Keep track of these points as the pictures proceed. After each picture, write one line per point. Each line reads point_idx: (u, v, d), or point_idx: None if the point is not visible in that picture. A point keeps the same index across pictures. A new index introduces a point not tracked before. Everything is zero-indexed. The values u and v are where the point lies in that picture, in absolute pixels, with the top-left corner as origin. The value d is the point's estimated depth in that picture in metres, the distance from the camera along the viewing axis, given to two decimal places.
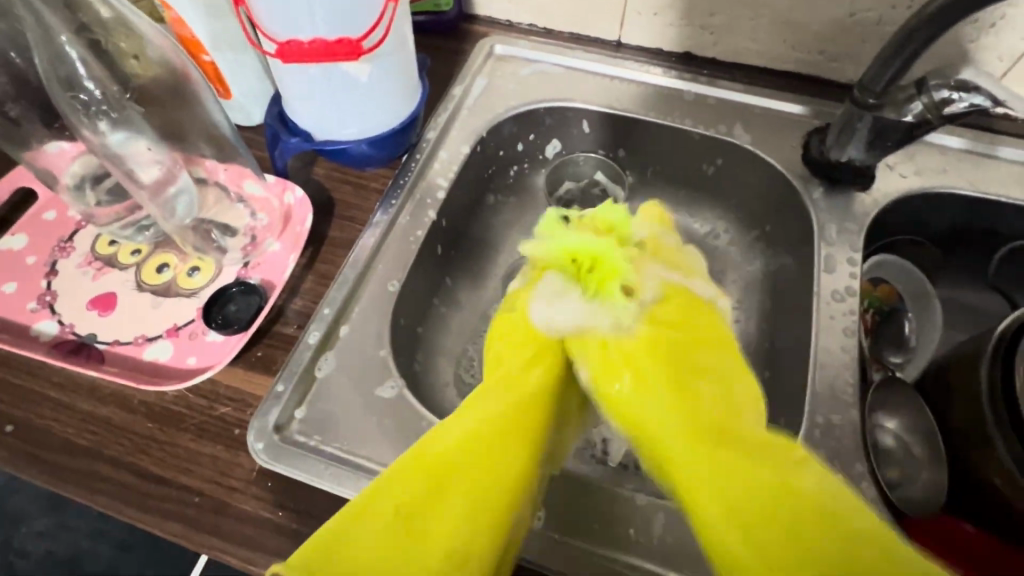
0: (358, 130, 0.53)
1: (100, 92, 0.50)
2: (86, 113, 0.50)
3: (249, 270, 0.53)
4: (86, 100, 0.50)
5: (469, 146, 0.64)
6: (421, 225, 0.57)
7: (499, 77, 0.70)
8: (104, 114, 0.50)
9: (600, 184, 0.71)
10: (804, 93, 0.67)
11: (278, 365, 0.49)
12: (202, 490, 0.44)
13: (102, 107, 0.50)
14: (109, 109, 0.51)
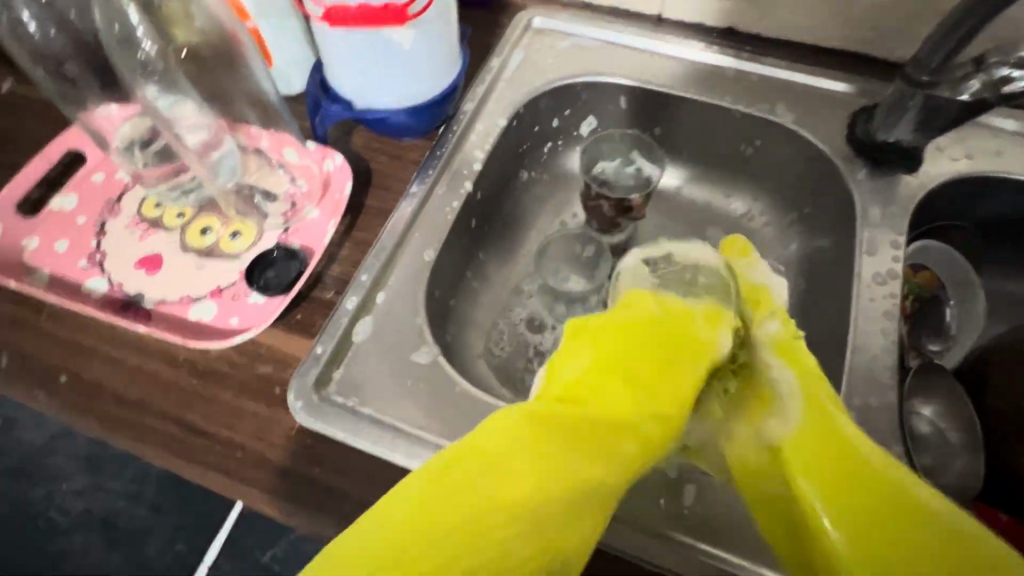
0: (398, 99, 0.53)
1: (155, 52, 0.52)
2: (143, 73, 0.53)
3: (290, 236, 0.54)
4: (144, 60, 0.52)
5: (506, 119, 0.64)
6: (456, 196, 0.58)
7: (537, 50, 0.69)
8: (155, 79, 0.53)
9: (636, 164, 0.69)
10: (851, 71, 0.65)
11: (317, 328, 0.50)
12: (245, 444, 0.45)
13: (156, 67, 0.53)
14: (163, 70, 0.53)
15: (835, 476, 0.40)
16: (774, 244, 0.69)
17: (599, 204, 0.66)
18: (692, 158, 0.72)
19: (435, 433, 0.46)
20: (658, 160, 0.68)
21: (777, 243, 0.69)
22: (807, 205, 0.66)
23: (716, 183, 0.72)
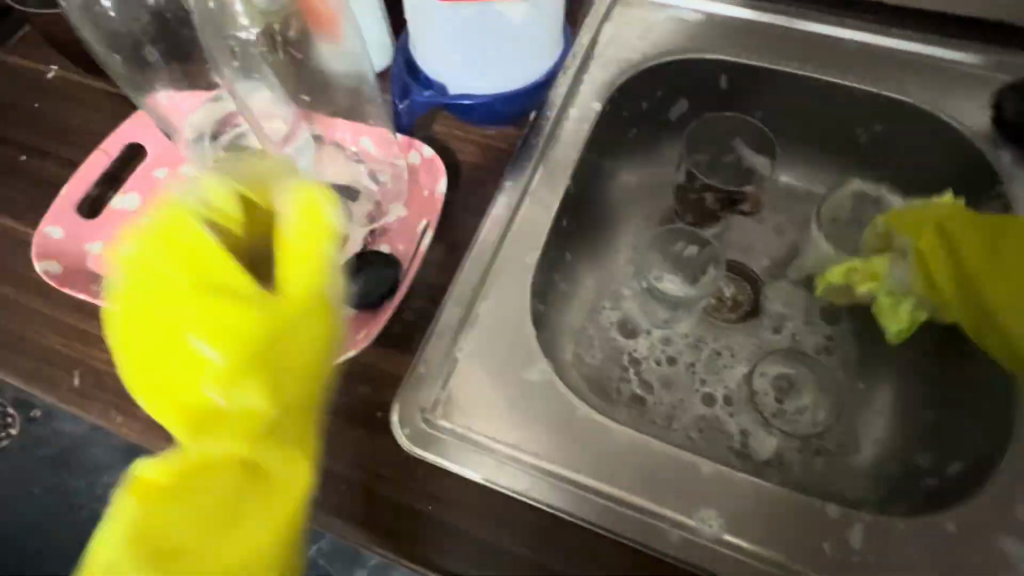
0: (499, 84, 0.47)
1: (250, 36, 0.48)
2: (233, 54, 0.48)
3: (377, 239, 0.49)
4: (237, 43, 0.48)
5: (601, 102, 0.57)
6: (555, 192, 0.52)
7: (628, 24, 0.62)
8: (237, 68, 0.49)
9: (737, 151, 0.63)
10: (991, 43, 0.57)
11: (416, 343, 0.45)
12: (346, 477, 0.41)
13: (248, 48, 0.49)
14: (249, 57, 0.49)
15: (982, 267, 0.48)
16: None
17: (703, 197, 0.61)
18: (797, 144, 0.65)
19: (558, 463, 0.41)
20: (770, 150, 0.61)
21: None
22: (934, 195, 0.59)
23: (823, 170, 0.65)
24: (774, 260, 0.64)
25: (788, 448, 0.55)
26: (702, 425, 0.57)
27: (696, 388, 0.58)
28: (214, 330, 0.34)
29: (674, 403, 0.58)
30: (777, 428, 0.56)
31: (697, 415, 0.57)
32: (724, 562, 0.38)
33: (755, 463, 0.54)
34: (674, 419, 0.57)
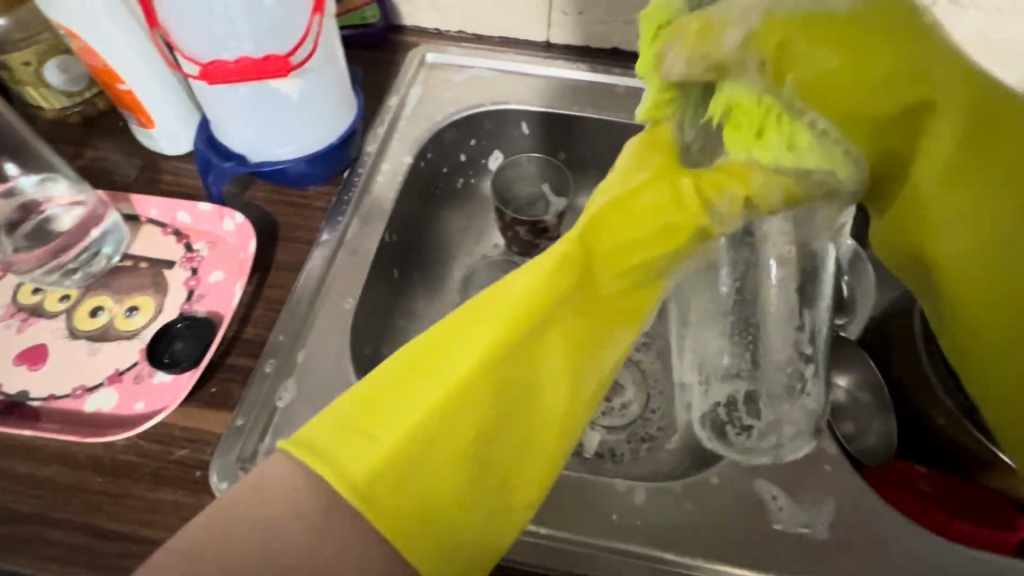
0: (296, 149, 0.51)
1: (34, 186, 0.52)
2: (28, 202, 0.51)
3: (195, 304, 0.51)
4: (24, 195, 0.52)
5: (412, 155, 0.63)
6: (370, 239, 0.56)
7: (433, 85, 0.69)
8: (27, 209, 0.51)
9: (546, 196, 0.70)
10: None
11: (235, 399, 0.47)
12: (166, 541, 0.41)
13: (32, 198, 0.52)
14: (36, 200, 0.52)
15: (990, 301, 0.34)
16: None
17: (515, 230, 0.66)
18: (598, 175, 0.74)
19: None
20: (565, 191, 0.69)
21: None
22: None
23: None
24: None
25: (616, 440, 0.60)
26: None
27: None
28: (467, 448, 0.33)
29: None
30: (603, 425, 0.61)
31: None
32: (538, 551, 0.43)
33: (590, 459, 0.59)
34: None
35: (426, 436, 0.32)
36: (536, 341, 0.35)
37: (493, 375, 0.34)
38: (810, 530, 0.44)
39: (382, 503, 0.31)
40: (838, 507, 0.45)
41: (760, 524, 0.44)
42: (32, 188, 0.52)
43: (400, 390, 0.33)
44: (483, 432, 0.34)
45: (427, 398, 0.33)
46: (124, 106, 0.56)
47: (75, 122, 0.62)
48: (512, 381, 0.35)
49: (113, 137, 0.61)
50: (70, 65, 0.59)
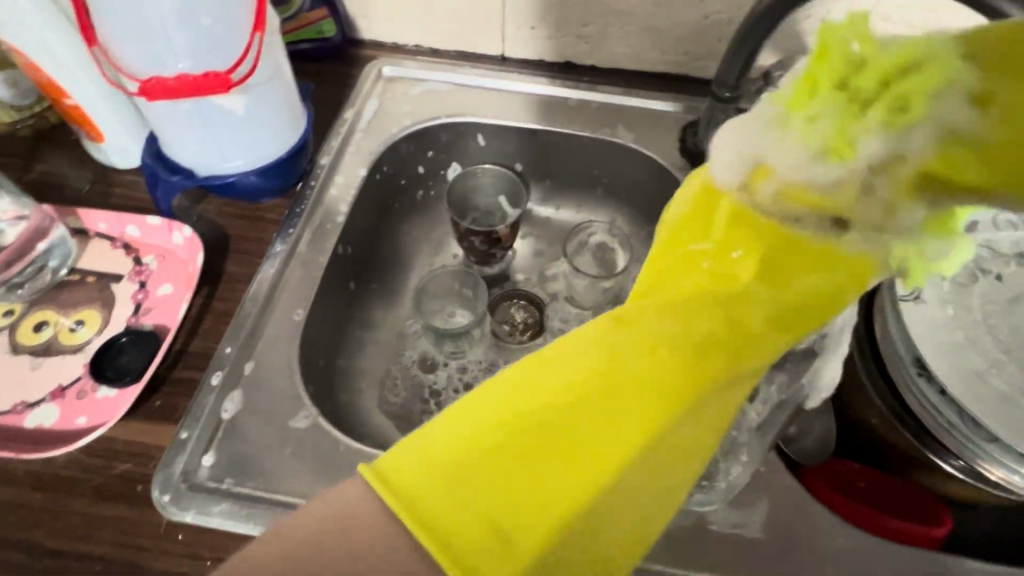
0: (244, 162, 0.52)
1: None
2: None
3: (141, 317, 0.51)
4: None
5: (366, 168, 0.64)
6: (322, 251, 0.57)
7: (390, 98, 0.70)
8: None
9: (502, 208, 0.71)
10: (677, 91, 0.72)
11: (180, 412, 0.47)
12: (105, 555, 0.41)
13: None
14: None
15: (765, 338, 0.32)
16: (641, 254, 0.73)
17: (470, 241, 0.67)
18: (554, 186, 0.76)
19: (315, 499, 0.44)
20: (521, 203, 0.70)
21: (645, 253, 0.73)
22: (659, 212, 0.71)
23: (581, 203, 0.76)
24: (547, 284, 0.72)
25: None
26: None
27: None
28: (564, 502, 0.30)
29: None
30: None
31: None
32: None
33: None
34: None
35: (536, 497, 0.30)
36: (680, 422, 0.33)
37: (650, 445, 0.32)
38: (745, 530, 0.45)
39: (481, 567, 0.28)
40: (772, 506, 0.46)
41: (697, 525, 0.45)
42: None
43: (527, 441, 0.30)
44: (603, 517, 0.31)
45: (560, 464, 0.30)
46: (73, 120, 0.56)
47: (25, 136, 0.62)
48: (653, 461, 0.32)
49: (64, 151, 0.61)
50: (19, 79, 0.59)
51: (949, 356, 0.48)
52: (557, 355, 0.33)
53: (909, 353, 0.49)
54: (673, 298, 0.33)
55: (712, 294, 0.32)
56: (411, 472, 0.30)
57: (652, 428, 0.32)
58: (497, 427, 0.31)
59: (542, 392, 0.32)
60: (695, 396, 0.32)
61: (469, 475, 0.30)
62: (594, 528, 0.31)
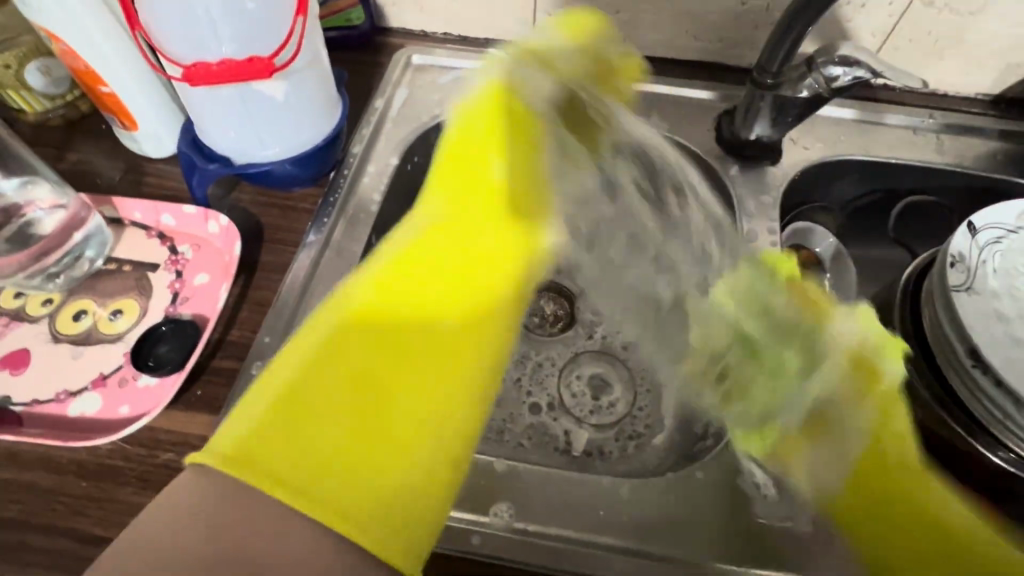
0: (281, 150, 0.51)
1: (14, 189, 0.51)
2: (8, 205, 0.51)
3: (180, 306, 0.51)
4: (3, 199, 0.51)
5: (398, 157, 0.63)
6: (356, 240, 0.56)
7: (419, 86, 0.70)
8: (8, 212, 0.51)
9: None
10: (711, 79, 0.70)
11: (221, 402, 0.47)
12: None
13: (12, 201, 0.51)
14: (16, 203, 0.51)
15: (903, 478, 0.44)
16: None
17: None
18: None
19: None
20: None
21: None
22: None
23: None
24: None
25: (603, 438, 0.61)
26: (531, 432, 0.61)
27: (524, 400, 0.63)
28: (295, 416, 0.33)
29: (505, 417, 0.62)
30: (590, 423, 0.62)
31: (527, 423, 0.62)
32: (526, 549, 0.43)
33: (578, 457, 0.59)
34: (505, 432, 0.60)
35: (314, 422, 0.33)
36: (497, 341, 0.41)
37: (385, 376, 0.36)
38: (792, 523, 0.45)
39: (327, 502, 0.31)
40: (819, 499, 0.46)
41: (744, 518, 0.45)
42: (12, 191, 0.51)
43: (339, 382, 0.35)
44: (387, 447, 0.34)
45: (373, 393, 0.36)
46: (107, 108, 0.56)
47: (59, 125, 0.62)
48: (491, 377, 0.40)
49: (97, 140, 0.61)
50: (53, 68, 0.58)
51: (1007, 349, 0.47)
52: (400, 290, 0.40)
53: (963, 345, 0.47)
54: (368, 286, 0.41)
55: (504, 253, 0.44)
56: (250, 439, 0.32)
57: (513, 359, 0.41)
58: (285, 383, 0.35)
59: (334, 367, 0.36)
60: (381, 320, 0.38)
61: (318, 409, 0.34)
62: (439, 446, 0.36)
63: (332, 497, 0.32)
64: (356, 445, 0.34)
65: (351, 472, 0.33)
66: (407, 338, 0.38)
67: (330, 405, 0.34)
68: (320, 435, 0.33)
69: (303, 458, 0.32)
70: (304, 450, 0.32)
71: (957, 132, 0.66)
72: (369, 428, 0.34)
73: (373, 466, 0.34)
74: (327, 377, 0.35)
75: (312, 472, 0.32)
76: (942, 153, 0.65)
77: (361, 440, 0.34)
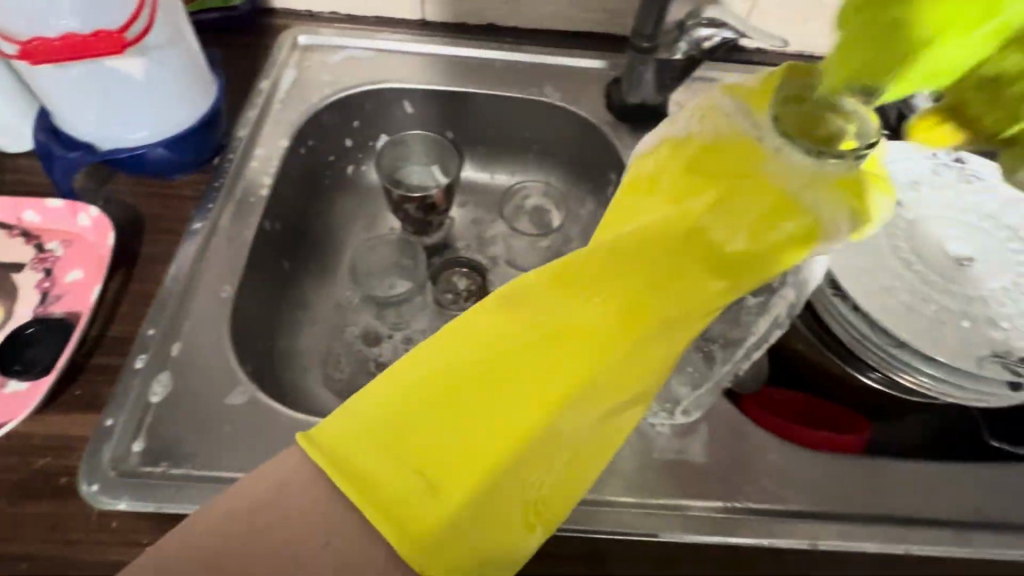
0: (151, 133, 0.49)
1: None
2: None
3: (50, 306, 0.47)
4: None
5: (288, 139, 0.62)
6: (247, 225, 0.55)
7: (308, 67, 0.68)
8: None
9: (434, 176, 0.70)
10: (600, 48, 0.72)
11: (103, 400, 0.44)
12: (30, 554, 0.39)
13: None
14: None
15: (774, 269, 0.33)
16: (575, 212, 0.74)
17: (404, 208, 0.66)
18: (486, 151, 0.75)
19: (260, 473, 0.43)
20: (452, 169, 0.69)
21: (579, 210, 0.74)
22: (589, 169, 0.72)
23: (514, 167, 0.76)
24: (485, 248, 0.73)
25: None
26: None
27: None
28: (429, 465, 0.30)
29: None
30: None
31: None
32: None
33: None
34: None
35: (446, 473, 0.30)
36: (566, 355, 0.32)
37: (507, 439, 0.31)
38: (688, 455, 0.47)
39: (414, 517, 0.29)
40: (711, 431, 0.48)
41: (645, 454, 0.47)
42: None
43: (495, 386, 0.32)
44: (521, 476, 0.31)
45: (487, 427, 0.31)
46: None
47: None
48: (546, 488, 0.32)
49: None
50: None
51: None
52: (642, 321, 0.33)
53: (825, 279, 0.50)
54: (489, 332, 0.33)
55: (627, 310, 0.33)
56: (348, 448, 0.30)
57: (582, 379, 0.32)
58: (435, 369, 0.32)
59: (512, 410, 0.31)
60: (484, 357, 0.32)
61: (415, 435, 0.30)
62: (455, 535, 0.30)
63: (445, 518, 0.29)
64: (446, 479, 0.30)
65: (479, 491, 0.30)
66: (512, 358, 0.32)
67: (446, 430, 0.31)
68: (438, 448, 0.30)
69: (458, 497, 0.30)
70: (465, 472, 0.30)
71: None
72: (490, 468, 0.30)
73: (496, 483, 0.31)
74: (524, 397, 0.32)
75: (460, 500, 0.30)
76: None
77: (477, 469, 0.30)
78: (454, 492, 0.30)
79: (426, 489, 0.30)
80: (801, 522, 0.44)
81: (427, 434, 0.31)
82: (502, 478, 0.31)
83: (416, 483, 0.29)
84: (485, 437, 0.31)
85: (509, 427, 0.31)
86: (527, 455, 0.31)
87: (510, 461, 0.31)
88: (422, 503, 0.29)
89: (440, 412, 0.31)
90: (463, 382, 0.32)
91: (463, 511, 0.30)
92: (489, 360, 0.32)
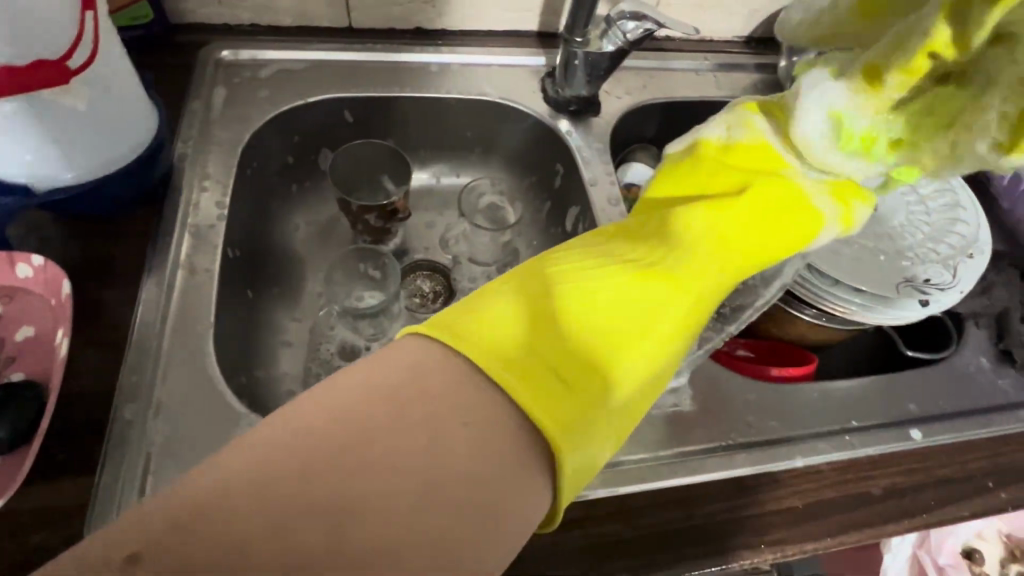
0: (93, 168, 0.45)
1: None
2: None
3: (5, 369, 0.43)
4: None
5: (233, 160, 0.59)
6: (209, 254, 0.52)
7: (239, 85, 0.65)
8: None
9: (385, 183, 0.70)
10: (529, 44, 0.75)
11: (93, 459, 0.41)
12: None
13: None
14: None
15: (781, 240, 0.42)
16: (524, 203, 0.77)
17: (364, 217, 0.66)
18: (430, 153, 0.76)
19: None
20: (403, 177, 0.68)
21: (528, 200, 0.77)
22: (535, 160, 0.76)
23: (460, 167, 0.78)
24: (444, 248, 0.74)
25: None
26: None
27: None
28: (560, 361, 0.33)
29: None
30: None
31: None
32: None
33: None
34: None
35: (574, 371, 0.33)
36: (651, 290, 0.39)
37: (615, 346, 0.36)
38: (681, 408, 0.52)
39: (558, 404, 0.31)
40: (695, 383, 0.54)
41: None
42: None
43: (609, 306, 0.37)
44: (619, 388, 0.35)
45: (597, 339, 0.35)
46: None
47: None
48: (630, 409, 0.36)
49: None
50: None
51: None
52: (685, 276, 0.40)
53: None
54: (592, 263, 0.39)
55: (705, 250, 0.41)
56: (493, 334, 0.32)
57: (667, 309, 0.39)
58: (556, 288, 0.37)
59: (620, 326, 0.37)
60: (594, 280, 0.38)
61: (548, 335, 0.34)
62: (589, 432, 0.33)
63: (570, 413, 0.32)
64: (572, 377, 0.33)
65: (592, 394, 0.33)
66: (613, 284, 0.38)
67: (569, 333, 0.35)
68: (565, 350, 0.34)
69: (581, 394, 0.33)
70: (587, 370, 0.34)
71: (728, 70, 0.80)
72: (602, 371, 0.34)
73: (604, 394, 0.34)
74: (625, 312, 0.37)
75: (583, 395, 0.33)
76: (720, 88, 0.78)
77: (594, 372, 0.34)
78: (580, 387, 0.33)
79: (558, 382, 0.32)
80: (782, 447, 0.50)
81: (556, 340, 0.34)
82: (610, 384, 0.35)
83: (549, 378, 0.32)
84: (599, 349, 0.35)
85: (617, 336, 0.36)
86: (628, 365, 0.36)
87: (616, 368, 0.35)
88: (554, 396, 0.31)
89: (563, 318, 0.35)
90: (580, 295, 0.36)
91: (582, 410, 0.32)
92: (596, 282, 0.38)
